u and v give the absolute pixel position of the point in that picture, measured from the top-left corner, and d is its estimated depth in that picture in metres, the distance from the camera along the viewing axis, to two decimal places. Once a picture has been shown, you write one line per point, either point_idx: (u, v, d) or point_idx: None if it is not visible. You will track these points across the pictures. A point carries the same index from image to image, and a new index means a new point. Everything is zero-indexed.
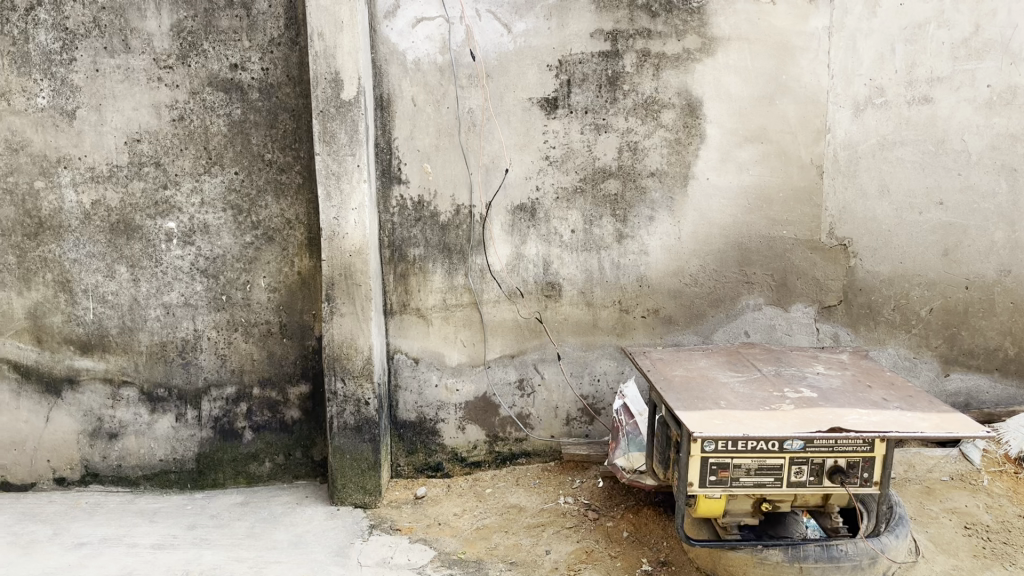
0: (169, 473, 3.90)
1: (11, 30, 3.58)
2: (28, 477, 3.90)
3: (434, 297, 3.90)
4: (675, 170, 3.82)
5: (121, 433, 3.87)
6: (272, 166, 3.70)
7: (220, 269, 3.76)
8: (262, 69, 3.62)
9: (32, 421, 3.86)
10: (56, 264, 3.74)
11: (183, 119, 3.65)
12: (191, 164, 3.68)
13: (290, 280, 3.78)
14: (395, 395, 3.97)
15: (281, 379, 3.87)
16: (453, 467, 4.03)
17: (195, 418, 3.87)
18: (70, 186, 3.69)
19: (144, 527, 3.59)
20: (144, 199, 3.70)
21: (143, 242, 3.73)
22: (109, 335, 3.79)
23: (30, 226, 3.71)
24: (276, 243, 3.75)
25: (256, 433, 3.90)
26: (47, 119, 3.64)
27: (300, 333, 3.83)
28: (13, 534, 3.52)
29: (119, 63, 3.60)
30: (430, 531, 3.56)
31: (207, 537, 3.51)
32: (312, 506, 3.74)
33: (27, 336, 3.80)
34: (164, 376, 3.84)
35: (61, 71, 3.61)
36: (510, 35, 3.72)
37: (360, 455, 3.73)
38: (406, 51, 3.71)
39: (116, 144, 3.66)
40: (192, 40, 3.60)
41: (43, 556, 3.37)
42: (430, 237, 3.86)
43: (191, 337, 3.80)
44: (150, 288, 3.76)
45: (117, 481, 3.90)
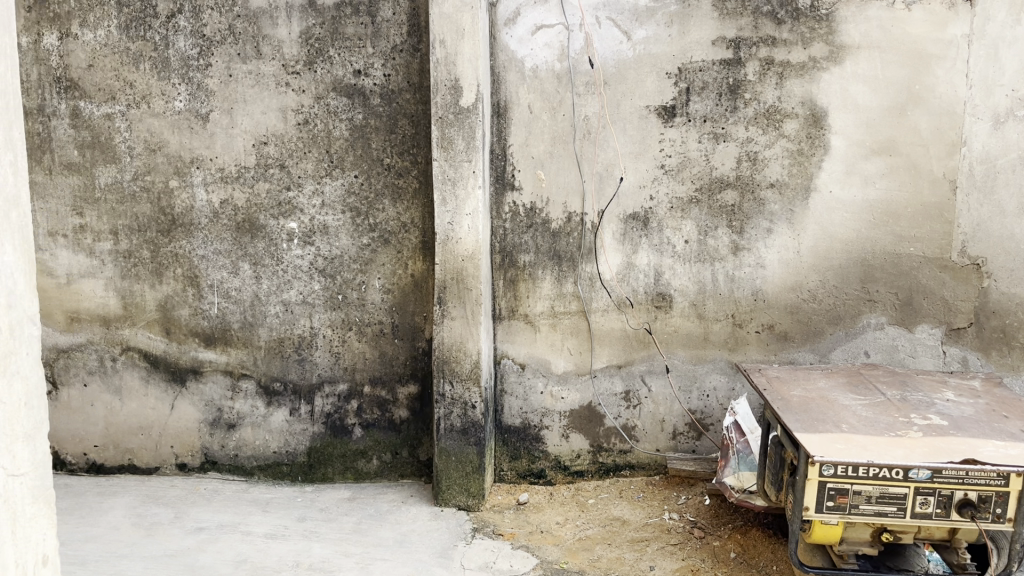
0: (282, 464, 4.03)
1: (153, 36, 3.76)
2: (153, 461, 4.09)
3: (543, 304, 3.89)
4: (796, 182, 3.70)
5: (239, 423, 4.02)
6: (390, 171, 3.78)
7: (337, 269, 3.87)
8: (384, 75, 3.71)
9: (158, 408, 4.04)
10: (186, 260, 3.92)
11: (307, 123, 3.77)
12: (314, 166, 3.80)
13: (403, 282, 3.86)
14: (501, 400, 3.98)
15: (391, 379, 3.95)
16: (556, 475, 4.00)
17: (308, 413, 3.99)
18: (201, 185, 3.86)
19: (258, 516, 3.71)
20: (268, 199, 3.84)
21: (266, 241, 3.87)
22: (232, 329, 3.95)
23: (163, 223, 3.90)
24: (391, 246, 3.84)
25: (365, 430, 3.99)
26: (182, 122, 3.82)
27: (411, 334, 3.90)
28: (138, 516, 3.70)
29: (250, 69, 3.75)
30: (532, 538, 3.55)
31: (317, 530, 3.60)
32: (417, 506, 3.80)
33: (157, 328, 3.98)
34: (281, 371, 3.97)
35: (197, 75, 3.78)
36: (629, 43, 3.69)
37: (465, 458, 3.76)
38: (525, 58, 3.73)
39: (245, 147, 3.81)
40: (319, 47, 3.71)
41: (165, 539, 3.53)
42: (541, 244, 3.85)
43: (308, 334, 3.93)
44: (270, 286, 3.90)
45: (233, 470, 4.05)
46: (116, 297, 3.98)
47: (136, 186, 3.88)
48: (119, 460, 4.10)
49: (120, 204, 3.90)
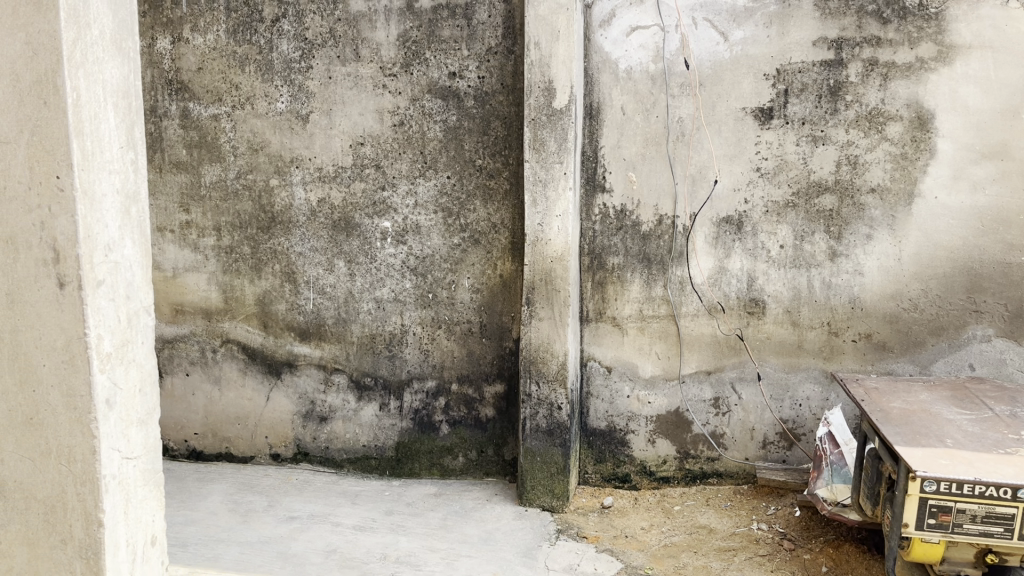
0: (370, 458, 4.12)
1: (258, 40, 3.89)
2: (248, 451, 4.23)
3: (631, 307, 3.86)
4: (899, 187, 3.57)
5: (330, 416, 4.12)
6: (482, 172, 3.82)
7: (428, 269, 3.93)
8: (478, 77, 3.76)
9: (255, 399, 4.18)
10: (284, 256, 4.04)
11: (403, 125, 3.84)
12: (408, 167, 3.87)
13: (492, 282, 3.90)
14: (587, 402, 3.96)
15: (478, 378, 3.99)
16: (641, 480, 3.97)
17: (397, 409, 4.06)
18: (300, 184, 3.98)
19: (347, 508, 3.80)
20: (364, 198, 3.93)
21: (361, 239, 3.96)
22: (326, 324, 4.05)
23: (264, 220, 4.03)
24: (481, 246, 3.88)
25: (451, 427, 4.04)
26: (284, 122, 3.94)
27: (499, 334, 3.94)
28: (234, 503, 3.84)
29: (349, 71, 3.85)
30: (617, 543, 3.53)
31: (403, 524, 3.67)
32: (501, 504, 3.82)
33: (255, 322, 4.12)
34: (372, 367, 4.05)
35: (298, 77, 3.90)
36: (726, 44, 3.63)
37: (551, 459, 3.77)
38: (619, 59, 3.71)
39: (342, 147, 3.91)
40: (416, 49, 3.78)
41: (260, 526, 3.65)
42: (631, 247, 3.82)
43: (398, 331, 4.00)
44: (364, 283, 3.99)
45: (324, 462, 4.16)
46: (217, 291, 4.14)
47: (239, 184, 4.03)
48: (217, 448, 4.26)
49: (224, 201, 4.06)
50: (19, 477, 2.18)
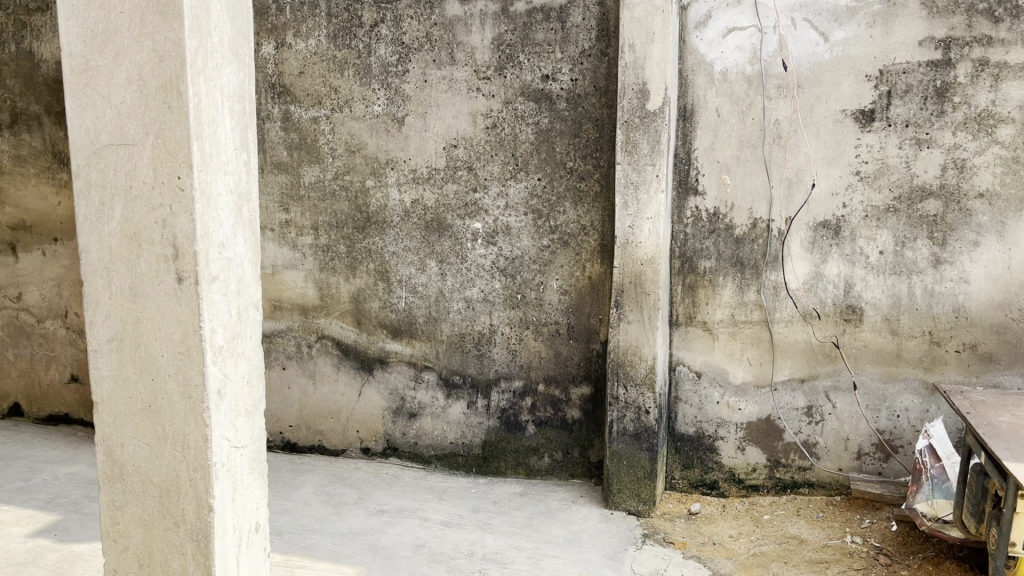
0: (458, 456, 4.18)
1: (357, 44, 4.00)
2: (340, 444, 4.35)
3: (722, 312, 3.81)
4: (1010, 192, 3.43)
5: (419, 413, 4.20)
6: (573, 174, 3.84)
7: (517, 270, 3.96)
8: (571, 79, 3.77)
9: (347, 394, 4.29)
10: (378, 255, 4.14)
11: (495, 127, 3.89)
12: (500, 169, 3.91)
13: (581, 284, 3.91)
14: (675, 407, 3.93)
15: (565, 379, 4.01)
16: (729, 488, 3.91)
17: (484, 408, 4.11)
18: (395, 186, 4.07)
19: (434, 504, 3.87)
20: (456, 200, 3.99)
21: (452, 239, 4.02)
22: (417, 322, 4.13)
23: (359, 220, 4.14)
24: (571, 248, 3.89)
25: (538, 427, 4.07)
26: (380, 125, 4.04)
27: (587, 336, 3.94)
28: (326, 494, 3.95)
29: (444, 74, 3.91)
30: (705, 550, 3.49)
31: (490, 522, 3.71)
32: (587, 506, 3.83)
33: (349, 319, 4.23)
34: (460, 365, 4.11)
35: (395, 81, 3.99)
36: (827, 44, 3.55)
37: (637, 463, 3.75)
38: (714, 61, 3.67)
39: (436, 149, 3.98)
40: (510, 53, 3.82)
41: (351, 517, 3.75)
42: (724, 250, 3.78)
43: (487, 331, 4.05)
44: (454, 283, 4.05)
45: (412, 458, 4.24)
46: (314, 288, 4.26)
47: (337, 184, 4.15)
48: (310, 440, 4.39)
49: (321, 201, 4.18)
50: (137, 461, 2.30)
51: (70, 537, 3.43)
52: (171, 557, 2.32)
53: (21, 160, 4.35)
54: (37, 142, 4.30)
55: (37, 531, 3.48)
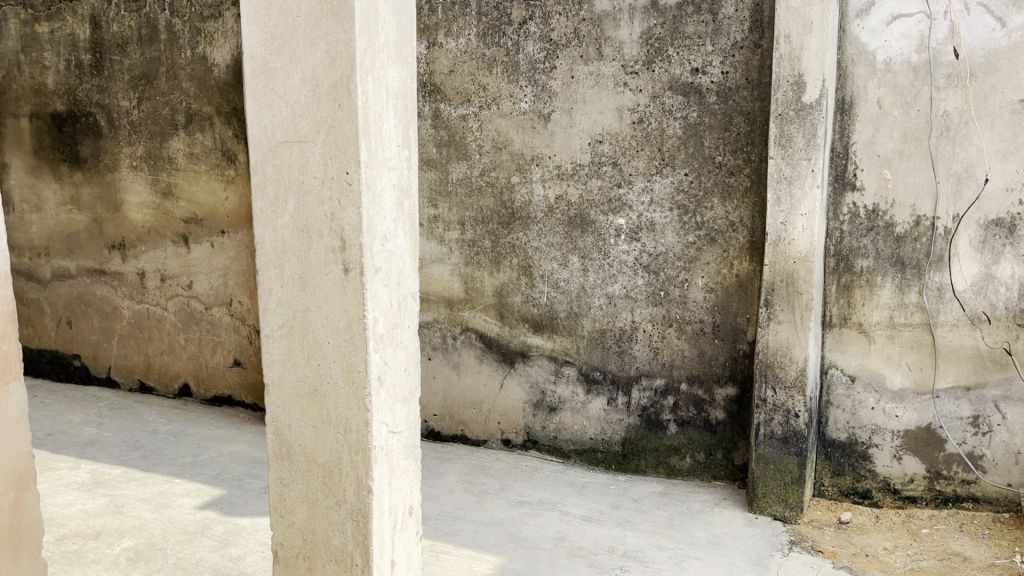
0: (597, 452, 4.18)
1: (506, 42, 4.05)
2: (481, 434, 4.43)
3: (880, 314, 3.63)
4: None
5: (559, 407, 4.22)
6: (722, 169, 3.76)
7: (662, 266, 3.92)
8: (722, 72, 3.70)
9: (490, 385, 4.36)
10: (521, 250, 4.18)
11: (642, 122, 3.86)
12: (645, 164, 3.87)
13: (728, 282, 3.83)
14: (825, 411, 3.77)
15: (710, 379, 3.93)
16: (883, 498, 3.73)
17: (625, 405, 4.09)
18: (540, 181, 4.10)
19: (575, 498, 3.89)
20: (600, 196, 3.98)
21: (595, 235, 4.01)
22: (558, 317, 4.16)
23: (504, 215, 4.19)
24: (718, 245, 3.81)
25: (680, 427, 4.01)
26: (526, 121, 4.07)
27: (733, 336, 3.86)
28: (468, 483, 4.04)
29: (592, 69, 3.91)
30: (857, 561, 3.35)
31: (630, 519, 3.69)
32: (731, 509, 3.75)
33: (492, 313, 4.30)
34: (601, 361, 4.11)
35: (542, 77, 4.02)
36: (1003, 30, 3.32)
37: (785, 467, 3.64)
38: (877, 50, 3.49)
39: (582, 144, 3.98)
40: (659, 47, 3.78)
41: (492, 507, 3.82)
42: (883, 249, 3.60)
43: (628, 327, 4.02)
44: (596, 279, 4.05)
45: (552, 451, 4.28)
46: (459, 282, 4.35)
47: (483, 180, 4.22)
48: (453, 429, 4.50)
49: (468, 197, 4.26)
50: (303, 442, 2.42)
51: (235, 511, 3.67)
52: (332, 535, 2.43)
53: (193, 157, 4.67)
54: (209, 140, 4.60)
55: (205, 503, 3.73)
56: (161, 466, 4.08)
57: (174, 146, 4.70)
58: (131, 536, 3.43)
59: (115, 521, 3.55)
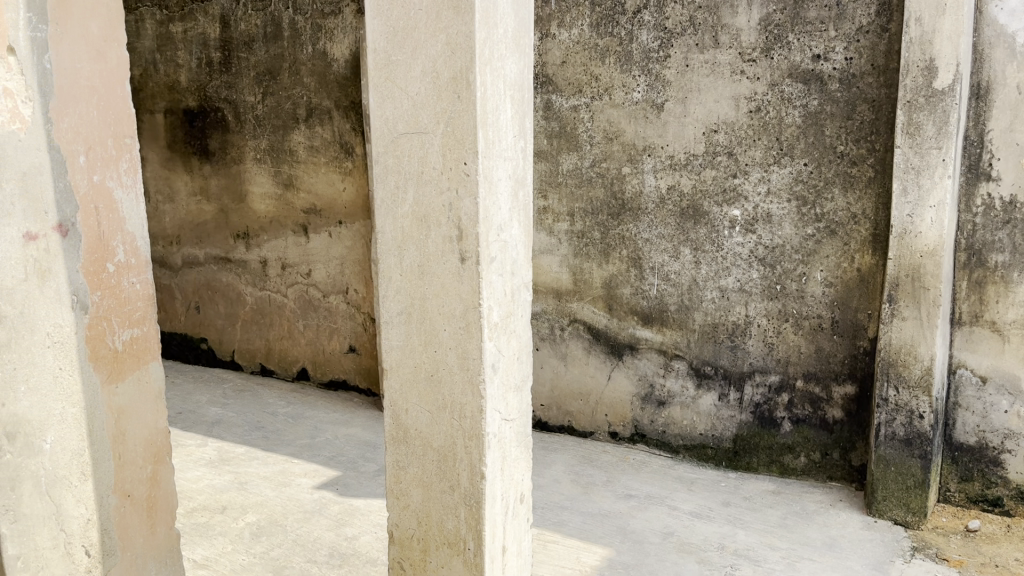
0: (707, 447, 4.11)
1: (620, 31, 4.00)
2: (589, 426, 4.42)
3: (1015, 312, 3.42)
4: None
5: (668, 401, 4.17)
6: (844, 159, 3.62)
7: (778, 259, 3.81)
8: (846, 58, 3.56)
9: (597, 377, 4.34)
10: (631, 242, 4.14)
11: (759, 111, 3.75)
12: (762, 154, 3.77)
13: (849, 275, 3.69)
14: (953, 413, 3.59)
15: (827, 377, 3.81)
16: (1015, 506, 3.53)
17: (737, 401, 4.00)
18: (651, 172, 4.04)
19: (684, 493, 3.84)
20: (714, 186, 3.90)
21: (708, 227, 3.94)
22: (668, 310, 4.10)
23: (614, 206, 4.15)
24: (838, 238, 3.68)
25: (795, 425, 3.90)
26: (639, 112, 4.02)
27: (853, 332, 3.73)
28: (575, 474, 4.05)
29: (707, 58, 3.83)
30: (985, 572, 3.19)
31: (741, 517, 3.62)
32: (848, 511, 3.62)
33: (601, 304, 4.27)
34: (713, 355, 4.03)
35: (656, 67, 3.96)
36: None
37: (907, 470, 3.48)
38: (1017, 33, 3.27)
39: (695, 134, 3.91)
40: (779, 33, 3.67)
41: (600, 499, 3.81)
42: (1020, 243, 3.38)
43: (742, 321, 3.94)
44: (709, 271, 3.97)
45: (660, 446, 4.23)
46: (568, 273, 4.33)
47: (594, 171, 4.18)
48: (560, 420, 4.50)
49: (578, 188, 4.23)
50: (419, 427, 2.48)
51: (350, 492, 3.79)
52: (446, 518, 2.48)
53: (313, 149, 4.83)
54: (328, 133, 4.76)
55: (322, 483, 3.88)
56: (281, 447, 4.26)
57: (296, 139, 4.88)
58: (254, 512, 3.61)
59: (239, 497, 3.74)
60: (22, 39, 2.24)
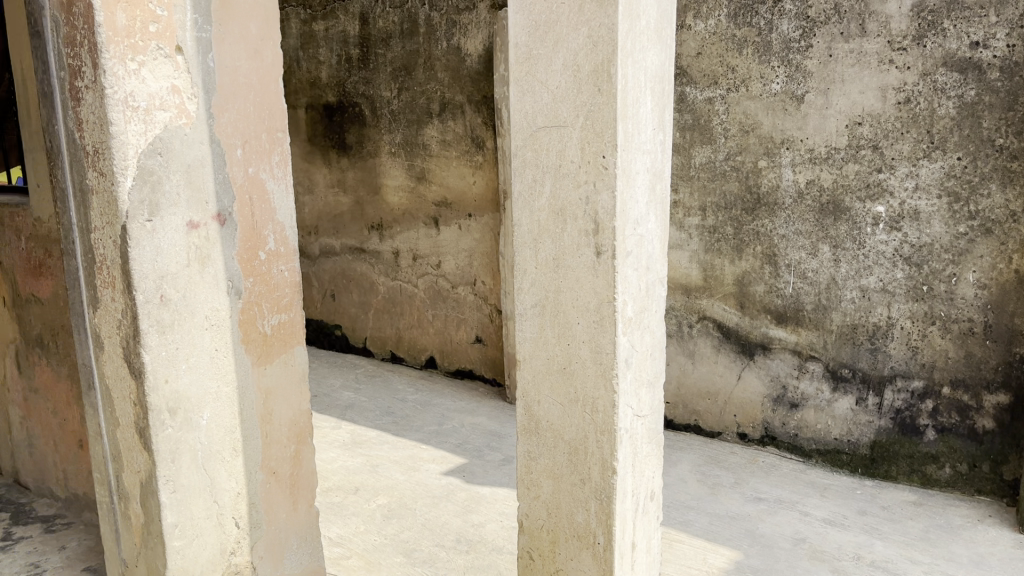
0: (842, 453, 3.95)
1: (758, 21, 3.88)
2: (716, 425, 4.32)
3: None
4: None
5: (802, 404, 4.03)
6: (1002, 153, 3.41)
7: (926, 258, 3.62)
8: (1008, 45, 3.33)
9: (726, 376, 4.24)
10: (766, 238, 4.01)
11: (909, 102, 3.56)
12: (911, 148, 3.58)
13: (1004, 277, 3.47)
14: None
15: (977, 384, 3.60)
16: None
17: (876, 406, 3.83)
18: (789, 166, 3.91)
19: (816, 499, 3.71)
20: (857, 181, 3.73)
21: (849, 223, 3.78)
22: (804, 310, 3.96)
23: (749, 201, 4.04)
24: (994, 237, 3.47)
25: (940, 434, 3.70)
26: (777, 104, 3.89)
27: (1008, 337, 3.51)
28: (702, 473, 3.97)
29: (853, 47, 3.67)
30: None
31: (878, 528, 3.46)
32: (997, 528, 3.41)
33: (732, 301, 4.17)
34: (851, 358, 3.87)
35: (797, 57, 3.82)
36: None
37: None
38: None
39: (838, 127, 3.75)
40: (933, 19, 3.47)
41: (727, 501, 3.73)
42: None
43: (884, 323, 3.76)
44: (849, 270, 3.81)
45: (791, 449, 4.10)
46: (698, 269, 4.25)
47: (728, 165, 4.07)
48: (686, 419, 4.42)
49: (711, 182, 4.14)
50: (551, 418, 2.49)
51: (476, 480, 3.86)
52: (576, 511, 2.49)
53: (445, 143, 4.93)
54: (460, 128, 4.84)
55: (449, 470, 3.96)
56: (410, 432, 4.38)
57: (429, 133, 4.99)
58: (384, 495, 3.73)
59: (371, 479, 3.87)
60: (189, 39, 2.37)
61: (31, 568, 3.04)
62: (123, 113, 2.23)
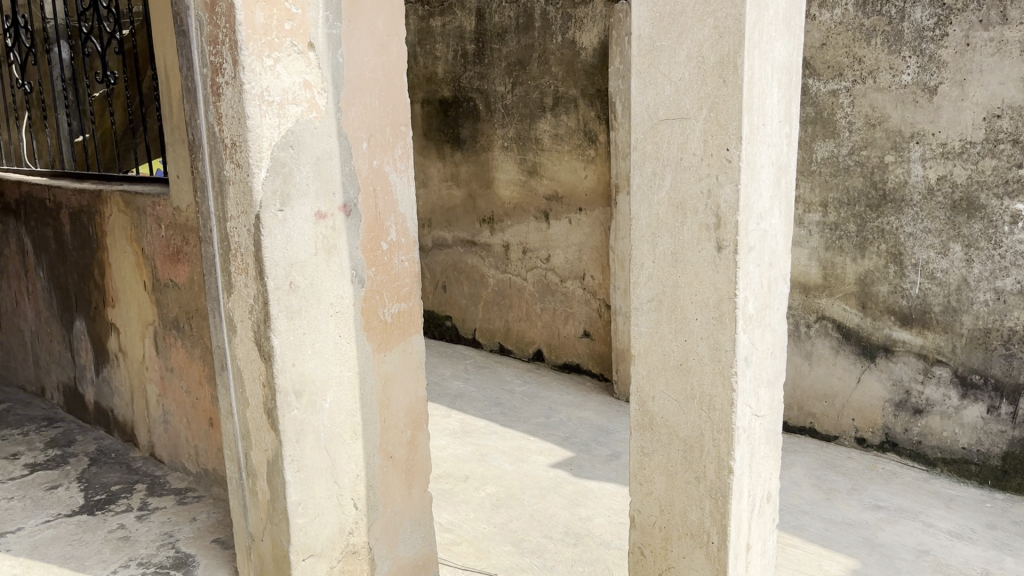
0: (970, 464, 3.76)
1: (890, 9, 3.72)
2: (833, 429, 4.18)
3: None
4: None
5: (926, 410, 3.85)
6: None
7: None
8: None
9: (844, 379, 4.09)
10: (892, 236, 3.85)
11: None
12: None
13: None
14: None
15: None
16: None
17: (1010, 415, 3.62)
18: (919, 161, 3.73)
19: (941, 510, 3.54)
20: (994, 176, 3.54)
21: (983, 221, 3.58)
22: (932, 312, 3.79)
23: (874, 197, 3.88)
24: None
25: None
26: (908, 96, 3.72)
27: None
28: (817, 478, 3.85)
29: (993, 36, 3.48)
30: None
31: (1010, 543, 3.28)
32: None
33: (853, 301, 4.02)
34: (982, 363, 3.68)
35: (930, 47, 3.65)
36: None
37: None
38: None
39: (974, 120, 3.56)
40: None
41: (844, 507, 3.61)
42: None
43: (1020, 327, 3.56)
44: (983, 271, 3.61)
45: (914, 457, 3.93)
46: (817, 267, 4.11)
47: (852, 159, 3.93)
48: (801, 421, 4.29)
49: (834, 177, 3.99)
50: (666, 415, 2.43)
51: (584, 473, 3.86)
52: (690, 509, 2.44)
53: (558, 137, 4.94)
54: (573, 121, 4.84)
55: (557, 462, 3.98)
56: (518, 424, 4.43)
57: (542, 127, 5.01)
58: (493, 484, 3.78)
59: (480, 468, 3.93)
60: (321, 36, 2.45)
61: (165, 536, 3.23)
62: (258, 107, 2.35)
